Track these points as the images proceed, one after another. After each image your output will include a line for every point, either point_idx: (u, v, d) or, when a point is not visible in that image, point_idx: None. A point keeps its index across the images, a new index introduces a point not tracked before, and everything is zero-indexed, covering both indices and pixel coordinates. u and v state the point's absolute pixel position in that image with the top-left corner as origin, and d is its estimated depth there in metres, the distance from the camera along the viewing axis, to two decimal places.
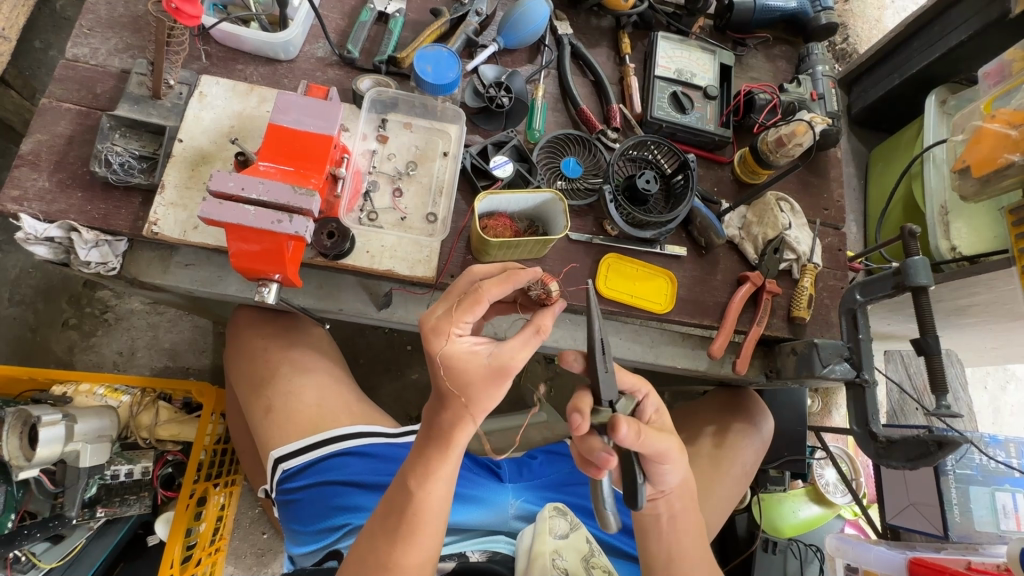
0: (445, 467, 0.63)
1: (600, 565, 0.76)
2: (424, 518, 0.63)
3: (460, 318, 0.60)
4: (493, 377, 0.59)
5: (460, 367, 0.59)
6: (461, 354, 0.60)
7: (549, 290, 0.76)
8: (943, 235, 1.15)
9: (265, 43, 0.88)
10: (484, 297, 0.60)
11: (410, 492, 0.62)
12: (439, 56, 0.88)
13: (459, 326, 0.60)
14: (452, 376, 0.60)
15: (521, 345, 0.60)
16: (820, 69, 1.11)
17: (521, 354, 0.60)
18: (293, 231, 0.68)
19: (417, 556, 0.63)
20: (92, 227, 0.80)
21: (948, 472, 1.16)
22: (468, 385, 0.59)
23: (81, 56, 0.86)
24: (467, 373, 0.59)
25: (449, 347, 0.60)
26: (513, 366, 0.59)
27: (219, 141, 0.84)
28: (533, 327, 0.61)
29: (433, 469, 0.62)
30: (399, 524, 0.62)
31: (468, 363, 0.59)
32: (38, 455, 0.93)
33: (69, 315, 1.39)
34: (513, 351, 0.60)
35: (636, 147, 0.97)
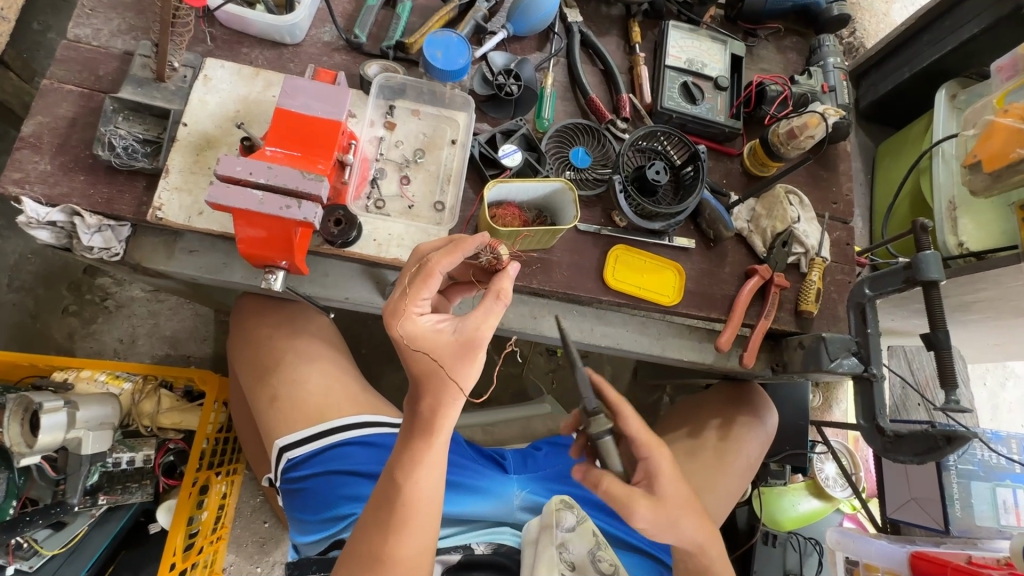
0: (431, 454, 0.63)
1: (607, 556, 0.76)
2: (417, 508, 0.63)
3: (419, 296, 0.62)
4: (461, 353, 0.60)
5: (428, 347, 0.61)
6: (426, 334, 0.61)
7: (498, 255, 0.75)
8: (951, 231, 1.14)
9: (272, 25, 0.86)
10: (436, 271, 0.61)
11: (399, 484, 0.62)
12: (450, 42, 0.86)
13: (418, 305, 0.62)
14: (421, 358, 0.61)
15: (484, 315, 0.61)
16: (832, 61, 1.10)
17: (484, 325, 0.61)
18: (302, 217, 0.67)
19: (412, 546, 0.63)
20: (95, 212, 0.79)
21: (950, 467, 1.16)
22: (438, 364, 0.61)
23: (83, 37, 0.85)
24: (437, 352, 0.60)
25: (412, 327, 0.61)
26: (479, 338, 0.61)
27: (224, 126, 0.83)
28: (491, 294, 0.62)
29: (417, 457, 0.63)
30: (391, 516, 0.62)
31: (436, 341, 0.61)
32: (39, 443, 0.92)
33: (69, 302, 1.38)
34: (475, 323, 0.61)
35: (646, 138, 0.96)
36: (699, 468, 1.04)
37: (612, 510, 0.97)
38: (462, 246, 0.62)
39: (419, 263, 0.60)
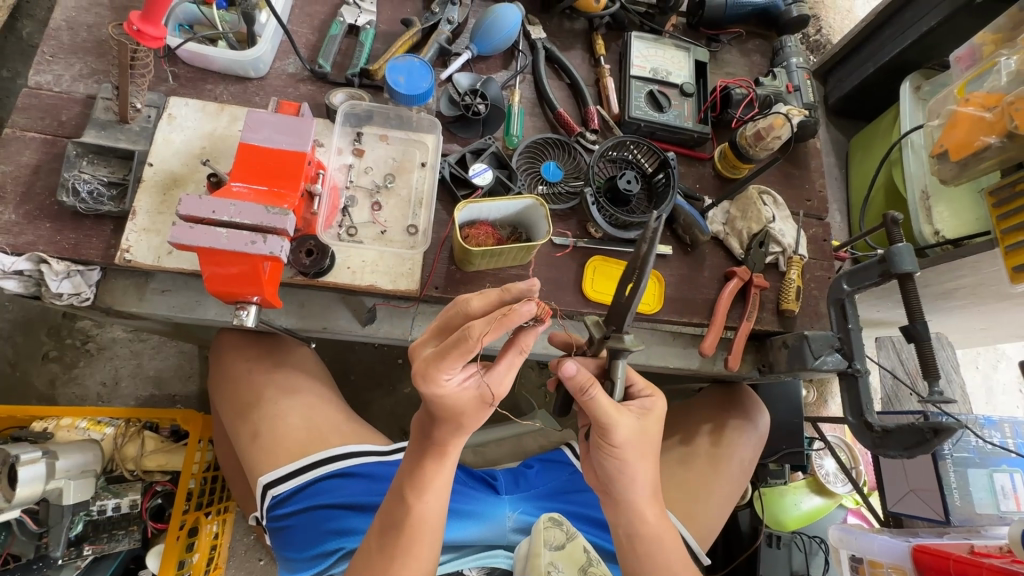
0: (438, 475, 0.65)
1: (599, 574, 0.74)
2: (423, 529, 0.66)
3: (450, 367, 0.53)
4: (477, 406, 0.59)
5: (455, 402, 0.58)
6: (451, 393, 0.56)
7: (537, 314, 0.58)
8: (926, 220, 1.16)
9: (234, 61, 0.87)
10: (477, 346, 0.50)
11: (409, 505, 0.65)
12: (412, 66, 0.86)
13: (447, 372, 0.54)
14: (443, 406, 0.58)
15: (507, 372, 0.59)
16: (795, 61, 1.12)
17: (506, 379, 0.60)
18: (268, 251, 0.66)
19: (419, 563, 0.66)
20: (62, 258, 0.78)
21: (945, 456, 1.16)
22: (460, 411, 0.59)
23: (45, 84, 0.84)
24: (462, 402, 0.58)
25: (437, 390, 0.55)
26: (500, 393, 0.60)
27: (190, 163, 0.83)
28: (516, 351, 0.59)
29: (428, 479, 0.65)
30: (400, 536, 0.65)
31: (459, 399, 0.57)
32: (17, 497, 0.89)
33: (49, 347, 1.36)
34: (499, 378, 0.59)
35: (615, 148, 0.96)
36: (694, 478, 1.01)
37: (606, 525, 0.95)
38: (505, 296, 0.56)
39: (458, 340, 0.49)
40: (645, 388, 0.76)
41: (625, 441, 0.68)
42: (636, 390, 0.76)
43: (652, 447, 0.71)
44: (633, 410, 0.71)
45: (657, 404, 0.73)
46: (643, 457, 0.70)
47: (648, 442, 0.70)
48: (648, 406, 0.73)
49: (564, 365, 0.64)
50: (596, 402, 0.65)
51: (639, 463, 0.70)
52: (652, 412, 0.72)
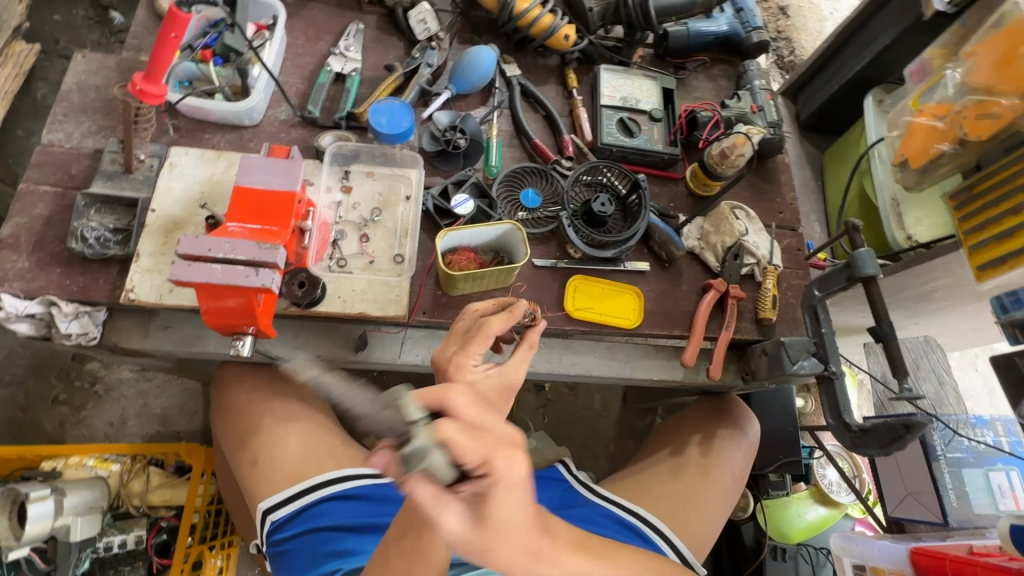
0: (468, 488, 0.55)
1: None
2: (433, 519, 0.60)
3: (474, 350, 0.68)
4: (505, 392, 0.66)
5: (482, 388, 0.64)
6: (480, 378, 0.65)
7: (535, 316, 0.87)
8: (899, 226, 1.19)
9: (229, 112, 0.94)
10: (493, 330, 0.70)
11: (423, 494, 0.61)
12: (393, 108, 0.93)
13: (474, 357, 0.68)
14: (472, 394, 0.62)
15: (524, 356, 0.71)
16: (757, 84, 1.19)
17: (522, 367, 0.69)
18: (261, 283, 0.70)
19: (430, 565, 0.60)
20: (71, 300, 0.83)
21: (938, 456, 1.17)
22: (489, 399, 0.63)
23: (57, 141, 0.92)
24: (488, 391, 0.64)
25: (466, 375, 0.66)
26: (517, 382, 0.67)
27: (190, 208, 0.89)
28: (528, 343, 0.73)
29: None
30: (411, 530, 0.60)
31: (488, 384, 0.64)
32: (27, 533, 0.94)
33: (58, 391, 1.40)
34: (516, 365, 0.69)
35: (589, 172, 1.02)
36: (685, 488, 1.02)
37: None
38: (500, 303, 0.81)
39: (478, 325, 0.69)
40: (478, 465, 0.48)
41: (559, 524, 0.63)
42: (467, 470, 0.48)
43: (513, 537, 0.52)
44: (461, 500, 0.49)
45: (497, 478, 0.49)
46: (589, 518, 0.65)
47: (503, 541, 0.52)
48: (480, 493, 0.49)
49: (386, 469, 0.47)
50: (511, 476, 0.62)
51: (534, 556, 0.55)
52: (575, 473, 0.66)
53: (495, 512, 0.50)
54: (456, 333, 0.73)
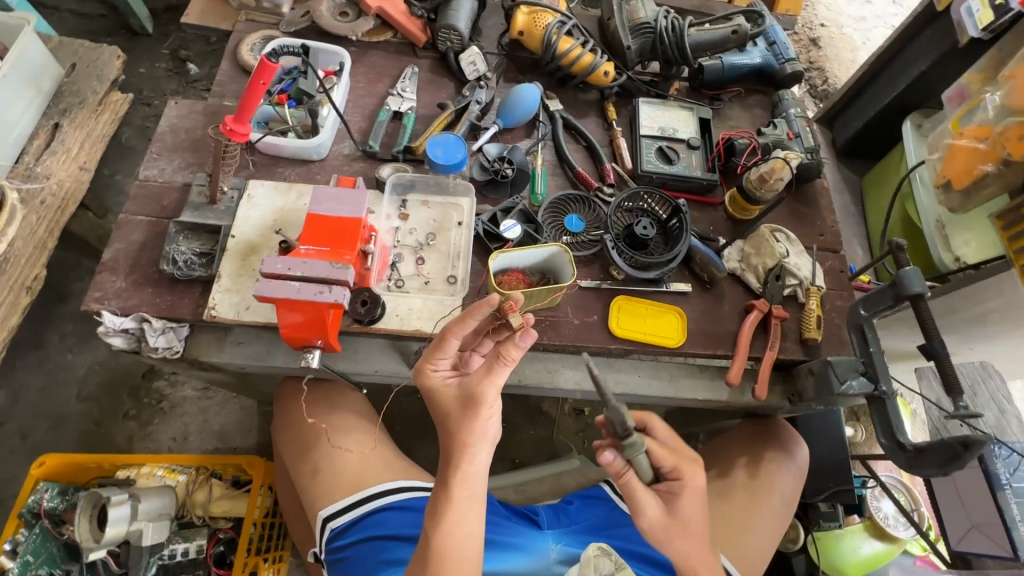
0: (452, 509, 0.69)
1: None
2: (446, 556, 0.68)
3: (436, 357, 0.75)
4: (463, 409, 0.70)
5: (440, 398, 0.73)
6: (436, 385, 0.74)
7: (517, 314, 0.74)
8: (945, 247, 1.19)
9: (301, 148, 1.04)
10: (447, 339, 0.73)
11: (429, 535, 0.69)
12: (448, 141, 1.01)
13: (434, 363, 0.75)
14: (436, 406, 0.74)
15: (489, 375, 0.69)
16: (794, 111, 1.23)
17: (485, 389, 0.69)
18: (333, 299, 0.77)
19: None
20: (160, 317, 0.92)
21: (1004, 486, 1.13)
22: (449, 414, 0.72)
23: (152, 176, 1.03)
24: (447, 402, 0.73)
25: (426, 380, 0.75)
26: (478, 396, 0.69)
27: (265, 233, 0.98)
28: (500, 361, 0.68)
29: (442, 511, 0.69)
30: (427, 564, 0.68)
31: (441, 393, 0.74)
32: (106, 536, 1.01)
33: (129, 407, 1.51)
34: (478, 382, 0.69)
35: (631, 199, 1.07)
36: (735, 510, 1.01)
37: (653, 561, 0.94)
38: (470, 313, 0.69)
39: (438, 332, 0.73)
40: (673, 469, 0.73)
41: (651, 527, 0.71)
42: (665, 470, 0.74)
43: (687, 528, 0.71)
44: (660, 494, 0.73)
45: (689, 483, 0.72)
46: (685, 535, 0.72)
47: (676, 529, 0.71)
48: (676, 489, 0.72)
49: (601, 453, 0.71)
50: (628, 489, 0.71)
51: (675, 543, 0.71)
52: (679, 496, 0.72)
53: (682, 509, 0.71)
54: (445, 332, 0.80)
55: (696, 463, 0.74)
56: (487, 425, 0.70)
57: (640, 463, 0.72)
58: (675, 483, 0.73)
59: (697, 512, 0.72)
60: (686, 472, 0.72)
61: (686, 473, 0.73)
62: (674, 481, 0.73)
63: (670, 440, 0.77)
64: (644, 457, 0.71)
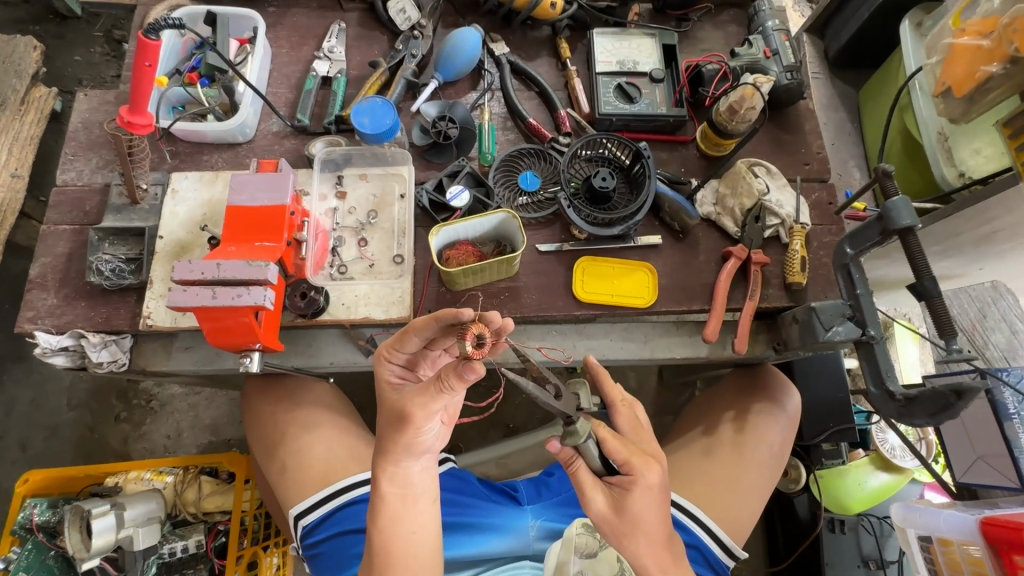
0: (388, 508, 0.69)
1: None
2: (391, 557, 0.68)
3: (393, 351, 0.68)
4: (395, 422, 0.66)
5: (383, 399, 0.68)
6: (385, 382, 0.69)
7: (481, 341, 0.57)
8: (948, 162, 1.08)
9: (221, 131, 0.95)
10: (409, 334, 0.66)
11: (372, 535, 0.69)
12: (375, 106, 0.91)
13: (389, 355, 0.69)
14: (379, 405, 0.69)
15: (421, 394, 0.63)
16: (771, 25, 1.07)
17: (415, 408, 0.63)
18: (253, 302, 0.71)
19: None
20: (97, 331, 0.88)
21: (1012, 416, 1.07)
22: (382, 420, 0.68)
23: (70, 180, 0.96)
24: (384, 405, 0.68)
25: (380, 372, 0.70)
26: (407, 413, 0.64)
27: (193, 231, 0.91)
28: (435, 386, 0.62)
29: (377, 511, 0.69)
30: (374, 565, 0.68)
31: (388, 393, 0.68)
32: (94, 546, 1.02)
33: (119, 410, 1.51)
34: (409, 398, 0.64)
35: (589, 147, 0.97)
36: (721, 468, 0.97)
37: None
38: (437, 315, 0.62)
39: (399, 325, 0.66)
40: (627, 464, 0.67)
41: (598, 520, 0.69)
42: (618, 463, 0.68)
43: (637, 525, 0.68)
44: (613, 487, 0.69)
45: (640, 480, 0.67)
46: (634, 535, 0.68)
47: (626, 524, 0.68)
48: (627, 486, 0.67)
49: (547, 441, 0.69)
50: (576, 479, 0.70)
51: (621, 538, 0.69)
52: (629, 493, 0.67)
53: (633, 508, 0.67)
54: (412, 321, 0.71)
55: (652, 459, 0.68)
56: (419, 438, 0.66)
57: (588, 450, 0.68)
58: (627, 479, 0.67)
59: (648, 510, 0.67)
60: (637, 467, 0.67)
61: (640, 470, 0.67)
62: (625, 476, 0.68)
63: (630, 428, 0.74)
64: (589, 447, 0.67)
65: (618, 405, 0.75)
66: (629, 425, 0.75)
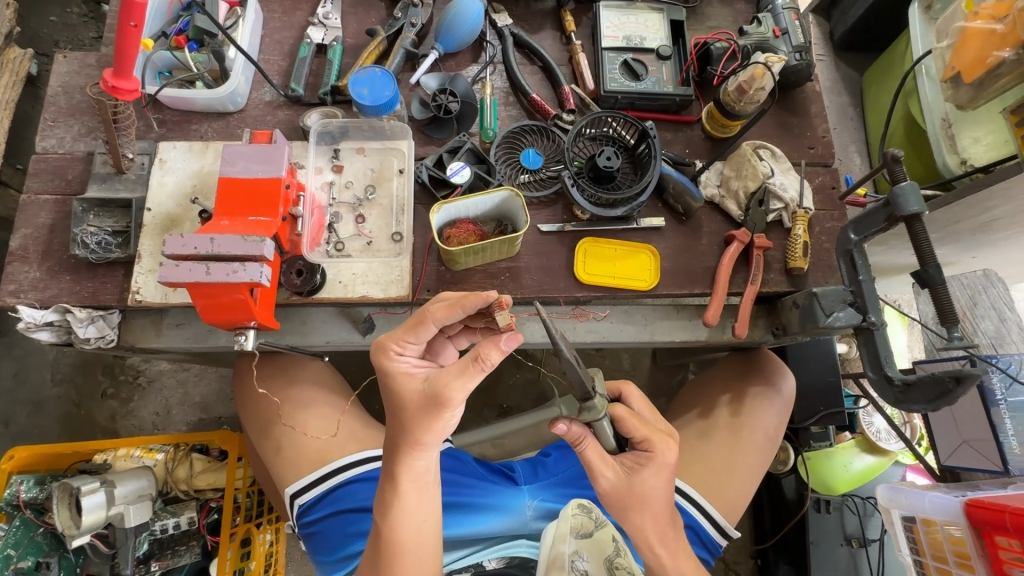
0: (403, 499, 0.67)
1: (626, 565, 0.75)
2: (399, 551, 0.67)
3: (406, 342, 0.66)
4: (425, 407, 0.62)
5: (399, 388, 0.65)
6: (399, 372, 0.65)
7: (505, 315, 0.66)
8: (950, 149, 1.07)
9: (211, 99, 0.91)
10: (427, 322, 0.64)
11: (380, 528, 0.68)
12: (374, 77, 0.88)
13: (400, 347, 0.66)
14: (393, 394, 0.65)
15: (459, 376, 0.61)
16: (780, 3, 1.04)
17: (453, 389, 0.60)
18: (250, 278, 0.68)
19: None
20: (84, 306, 0.85)
21: (998, 402, 1.09)
22: (405, 408, 0.64)
23: (50, 148, 0.91)
24: (409, 394, 0.64)
25: (389, 365, 0.66)
26: (443, 395, 0.61)
27: (183, 203, 0.88)
28: (477, 364, 0.60)
29: (391, 503, 0.67)
30: (383, 555, 0.68)
31: (405, 382, 0.65)
32: (84, 523, 1.00)
33: (106, 385, 1.48)
34: (446, 380, 0.61)
35: (593, 125, 0.94)
36: (717, 450, 0.99)
37: None
38: (461, 301, 0.62)
39: (416, 311, 0.64)
40: (644, 440, 0.70)
41: (605, 493, 0.70)
42: (635, 440, 0.71)
43: (644, 500, 0.69)
44: (624, 463, 0.70)
45: (654, 457, 0.69)
46: (640, 509, 0.69)
47: (636, 499, 0.69)
48: (642, 461, 0.69)
49: (554, 422, 0.69)
50: (585, 457, 0.70)
51: (629, 513, 0.69)
52: (641, 468, 0.69)
53: (646, 482, 0.68)
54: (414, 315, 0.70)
55: (668, 437, 0.71)
56: (450, 423, 0.64)
57: (601, 428, 0.70)
58: (642, 454, 0.70)
59: (658, 487, 0.69)
60: (656, 445, 0.70)
61: (657, 447, 0.70)
62: (642, 452, 0.70)
63: (647, 410, 0.78)
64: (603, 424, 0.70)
65: (624, 385, 0.80)
66: (638, 399, 0.79)
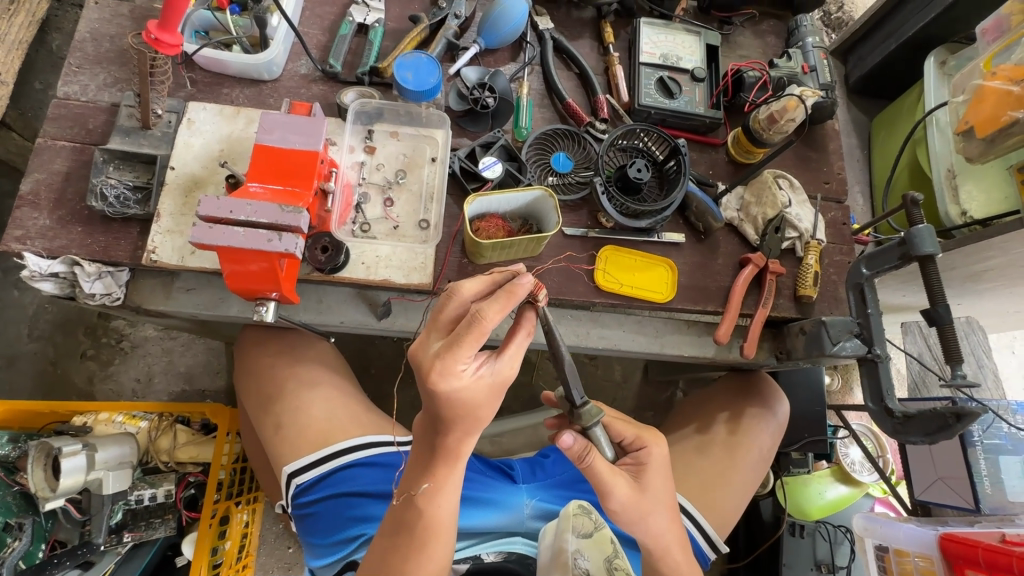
0: (450, 479, 0.64)
1: (623, 568, 0.74)
2: (437, 531, 0.64)
3: (472, 349, 0.55)
4: (496, 394, 0.59)
5: (469, 400, 0.57)
6: (469, 386, 0.56)
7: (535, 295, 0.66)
8: (953, 200, 1.13)
9: (249, 65, 0.89)
10: (491, 330, 0.54)
11: (420, 509, 0.63)
12: (419, 63, 0.88)
13: (466, 359, 0.55)
14: (457, 404, 0.57)
15: (518, 353, 0.61)
16: (811, 41, 1.08)
17: (516, 361, 0.60)
18: (284, 248, 0.67)
19: (432, 565, 0.64)
20: (93, 260, 0.82)
21: (975, 443, 1.15)
22: (475, 407, 0.58)
23: (72, 94, 0.88)
24: (479, 399, 0.57)
25: (454, 382, 0.55)
26: (512, 377, 0.60)
27: (209, 166, 0.86)
28: (523, 331, 0.61)
29: (439, 483, 0.63)
30: (416, 534, 0.64)
31: (478, 390, 0.57)
32: (61, 486, 0.95)
33: (86, 346, 1.43)
34: (513, 365, 0.60)
35: (625, 136, 0.96)
36: (711, 466, 1.01)
37: None
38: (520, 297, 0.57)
39: (472, 320, 0.53)
40: (636, 440, 0.75)
41: (621, 504, 0.69)
42: (627, 442, 0.75)
43: (657, 498, 0.72)
44: (628, 467, 0.73)
45: (653, 453, 0.73)
46: (656, 510, 0.71)
47: (648, 498, 0.71)
48: (643, 460, 0.73)
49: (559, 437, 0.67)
50: (594, 471, 0.67)
51: (649, 516, 0.71)
52: (645, 467, 0.73)
53: (650, 479, 0.72)
54: (441, 319, 0.58)
55: (657, 433, 0.76)
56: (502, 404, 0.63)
57: (596, 436, 0.71)
58: (641, 455, 0.73)
59: (663, 481, 0.73)
60: (648, 441, 0.74)
61: (649, 443, 0.74)
62: (639, 451, 0.74)
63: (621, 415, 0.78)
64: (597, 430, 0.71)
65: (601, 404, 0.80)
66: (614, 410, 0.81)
